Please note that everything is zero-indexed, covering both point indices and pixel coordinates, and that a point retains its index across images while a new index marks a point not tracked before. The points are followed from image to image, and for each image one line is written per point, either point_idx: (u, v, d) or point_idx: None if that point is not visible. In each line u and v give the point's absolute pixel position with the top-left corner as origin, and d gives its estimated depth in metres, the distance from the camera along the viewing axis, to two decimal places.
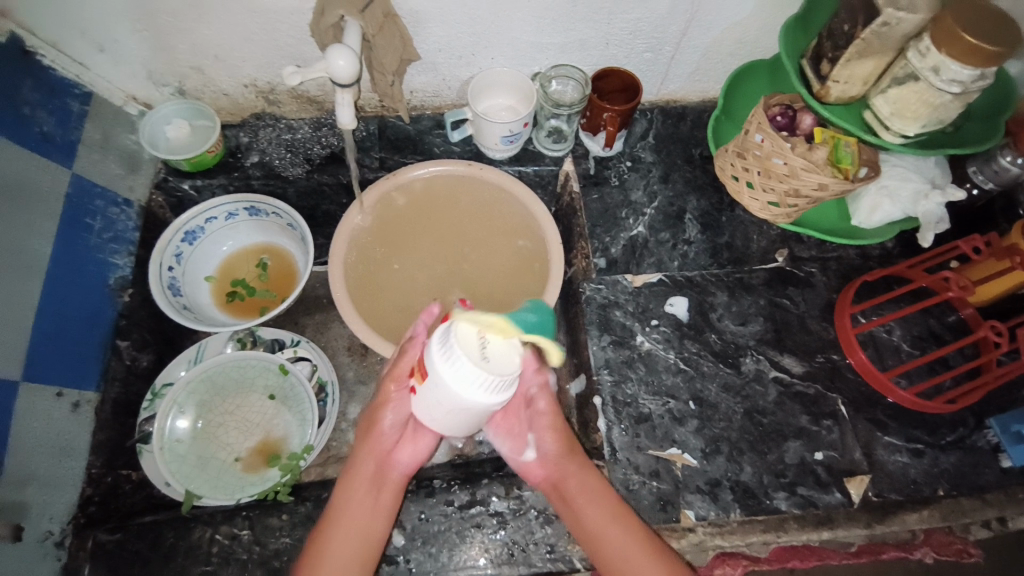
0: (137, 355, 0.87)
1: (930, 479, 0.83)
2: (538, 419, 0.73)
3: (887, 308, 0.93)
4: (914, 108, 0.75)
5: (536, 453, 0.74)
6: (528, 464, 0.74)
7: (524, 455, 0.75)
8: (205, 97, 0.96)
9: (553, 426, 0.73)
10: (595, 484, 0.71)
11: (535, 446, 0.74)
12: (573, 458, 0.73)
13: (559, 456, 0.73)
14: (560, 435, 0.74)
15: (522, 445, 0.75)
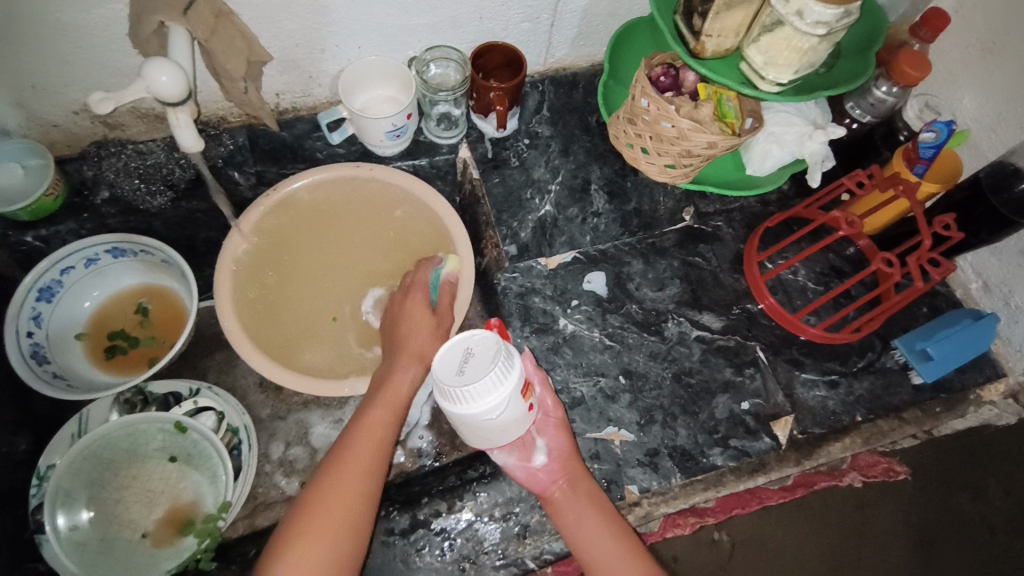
0: (12, 439, 0.77)
1: (847, 407, 0.87)
2: (546, 424, 0.75)
3: (792, 250, 0.96)
4: (785, 54, 0.74)
5: (545, 457, 0.74)
6: (535, 472, 0.74)
7: (532, 462, 0.74)
8: (30, 132, 0.82)
9: (561, 433, 0.75)
10: (592, 494, 0.72)
11: (545, 451, 0.74)
12: (574, 469, 0.74)
13: (568, 461, 0.74)
14: (567, 440, 0.76)
15: (530, 453, 0.74)
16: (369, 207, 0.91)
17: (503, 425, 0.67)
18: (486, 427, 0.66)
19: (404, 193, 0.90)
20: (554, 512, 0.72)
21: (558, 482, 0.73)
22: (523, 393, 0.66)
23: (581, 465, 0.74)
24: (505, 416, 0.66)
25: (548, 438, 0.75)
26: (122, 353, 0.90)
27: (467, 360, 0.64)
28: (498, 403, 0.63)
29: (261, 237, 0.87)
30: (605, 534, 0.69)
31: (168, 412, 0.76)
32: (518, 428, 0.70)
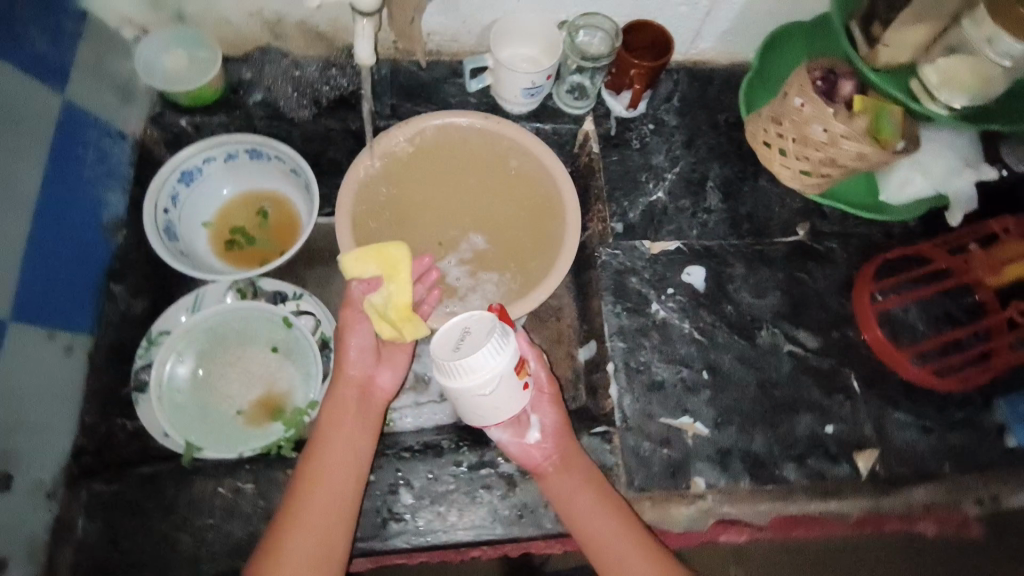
0: (132, 301, 0.82)
1: (935, 455, 0.84)
2: (540, 400, 0.73)
3: (907, 287, 0.92)
4: (966, 77, 0.75)
5: (538, 433, 0.72)
6: (529, 448, 0.72)
7: (525, 439, 0.72)
8: (206, 26, 0.88)
9: (555, 409, 0.74)
10: (587, 475, 0.71)
11: (539, 427, 0.72)
12: (568, 446, 0.73)
13: (561, 438, 0.73)
14: (560, 415, 0.74)
15: (523, 428, 0.72)
16: (488, 155, 0.92)
17: (493, 406, 0.66)
18: (482, 405, 0.66)
19: (524, 147, 0.90)
20: (549, 490, 0.71)
21: (551, 459, 0.72)
22: (517, 373, 0.66)
23: (573, 440, 0.73)
24: (494, 395, 0.65)
25: (542, 414, 0.73)
26: (238, 248, 0.96)
27: (465, 336, 0.64)
28: (496, 380, 0.63)
29: (387, 166, 0.90)
30: (608, 523, 0.68)
31: (278, 307, 0.83)
32: (507, 411, 0.68)
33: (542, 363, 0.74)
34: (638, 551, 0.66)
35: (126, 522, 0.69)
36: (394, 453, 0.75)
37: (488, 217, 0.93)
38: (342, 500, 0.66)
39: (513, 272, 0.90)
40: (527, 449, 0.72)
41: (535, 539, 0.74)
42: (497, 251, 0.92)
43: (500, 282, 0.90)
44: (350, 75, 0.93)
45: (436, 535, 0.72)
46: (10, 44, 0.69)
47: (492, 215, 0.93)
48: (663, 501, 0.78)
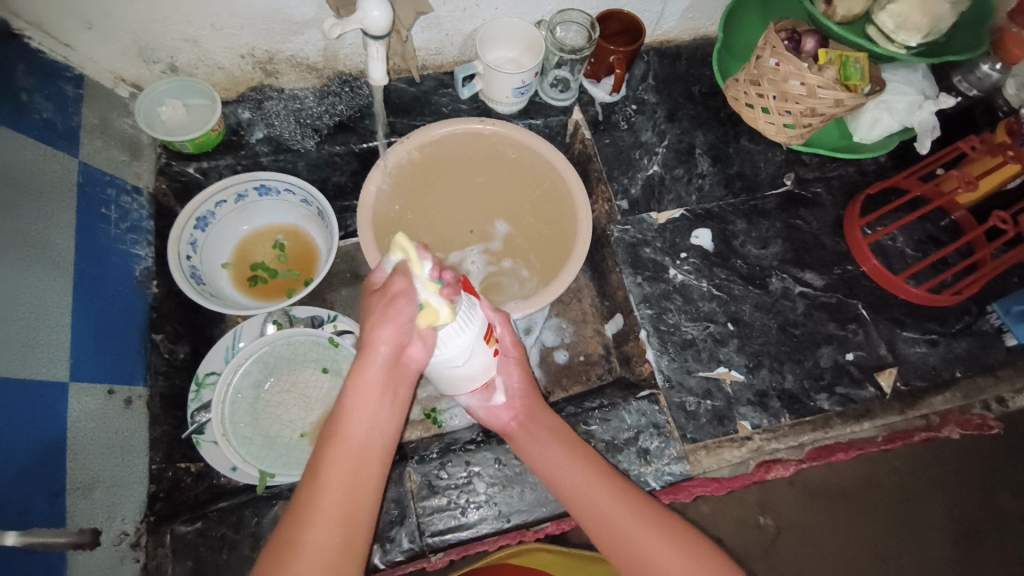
0: (174, 347, 0.84)
1: (947, 363, 0.91)
2: (506, 363, 0.77)
3: (890, 218, 1.00)
4: (915, 19, 0.84)
5: (504, 396, 0.77)
6: (496, 410, 0.77)
7: (491, 402, 0.77)
8: (199, 73, 0.90)
9: (520, 370, 0.78)
10: (556, 434, 0.74)
11: (504, 389, 0.77)
12: (535, 405, 0.77)
13: (525, 398, 0.78)
14: (525, 377, 0.79)
15: (489, 392, 0.77)
16: (481, 152, 0.97)
17: (464, 374, 0.70)
18: (458, 373, 0.70)
19: (513, 140, 0.95)
20: (517, 447, 0.76)
21: (516, 419, 0.76)
22: (485, 340, 0.69)
23: (539, 399, 0.78)
24: (465, 364, 0.69)
25: (507, 376, 0.78)
26: (263, 282, 0.97)
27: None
28: (469, 348, 0.67)
29: (395, 180, 0.93)
30: (578, 473, 0.70)
31: (321, 330, 0.87)
32: (477, 375, 0.72)
33: (506, 329, 0.78)
34: (621, 500, 0.68)
35: (218, 558, 0.69)
36: (460, 448, 0.78)
37: (498, 204, 0.99)
38: (366, 478, 0.63)
39: (534, 258, 0.96)
40: (495, 411, 0.77)
41: None
42: (514, 239, 0.98)
43: (524, 262, 0.96)
44: (347, 100, 0.97)
45: (515, 515, 0.75)
46: (17, 115, 0.70)
47: (499, 200, 1.00)
48: (716, 449, 0.83)
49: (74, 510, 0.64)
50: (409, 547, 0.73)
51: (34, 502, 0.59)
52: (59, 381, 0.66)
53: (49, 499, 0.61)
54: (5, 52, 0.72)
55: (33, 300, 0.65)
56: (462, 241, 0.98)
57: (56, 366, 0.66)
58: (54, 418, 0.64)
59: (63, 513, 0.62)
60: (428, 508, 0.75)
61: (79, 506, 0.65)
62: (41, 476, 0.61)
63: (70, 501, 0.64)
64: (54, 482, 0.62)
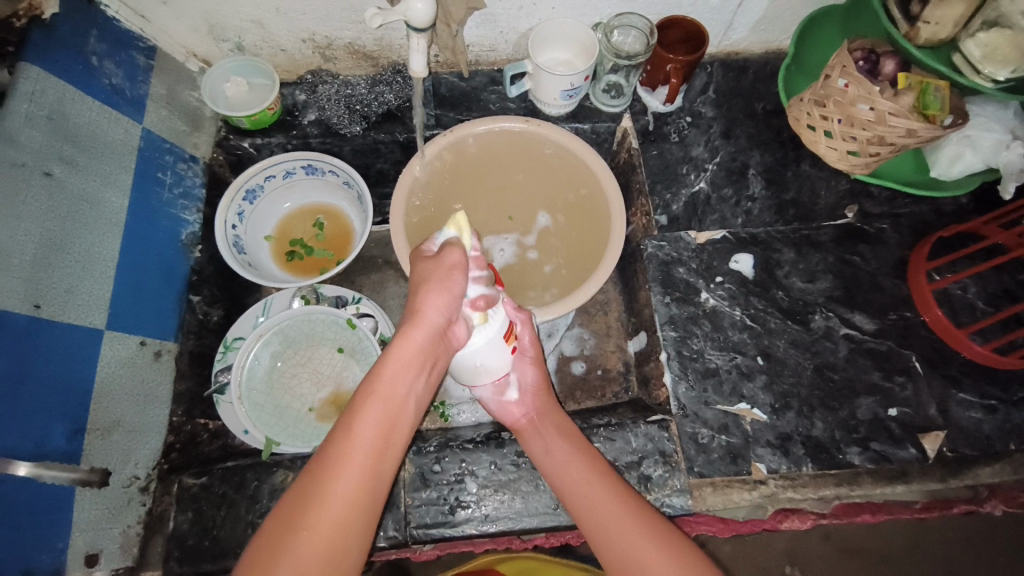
0: (208, 310, 0.90)
1: (1003, 434, 0.81)
2: (522, 361, 0.76)
3: (962, 265, 0.89)
4: (1006, 49, 0.74)
5: (518, 392, 0.76)
6: (508, 406, 0.76)
7: (504, 397, 0.76)
8: (263, 54, 0.95)
9: (535, 370, 0.78)
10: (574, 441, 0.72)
11: (518, 386, 0.76)
12: (547, 405, 0.76)
13: (540, 397, 0.77)
14: (540, 376, 0.78)
15: (504, 387, 0.76)
16: (516, 146, 0.95)
17: (482, 366, 0.70)
18: (475, 367, 0.70)
19: (548, 136, 0.93)
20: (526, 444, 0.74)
21: (528, 416, 0.76)
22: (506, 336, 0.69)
23: (551, 399, 0.77)
24: (485, 356, 0.69)
25: (523, 373, 0.77)
26: (299, 258, 1.01)
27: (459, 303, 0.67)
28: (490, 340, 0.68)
29: (431, 172, 0.94)
30: (592, 483, 0.67)
31: (341, 310, 0.90)
32: (496, 368, 0.71)
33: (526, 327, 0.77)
34: (637, 523, 0.64)
35: (216, 514, 0.73)
36: (458, 445, 0.78)
37: (536, 196, 0.99)
38: (393, 447, 0.58)
39: (562, 262, 0.95)
40: (508, 407, 0.76)
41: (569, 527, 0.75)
42: (547, 237, 0.98)
43: (556, 257, 0.96)
44: (397, 90, 0.99)
45: (503, 521, 0.74)
46: (91, 80, 0.76)
47: (536, 191, 0.99)
48: (724, 488, 0.78)
49: (92, 448, 0.69)
50: (393, 535, 0.74)
51: (53, 436, 0.64)
52: (97, 328, 0.72)
53: (70, 435, 0.66)
54: (82, 17, 0.76)
55: (82, 251, 0.71)
56: (502, 228, 0.99)
57: (94, 314, 0.71)
58: (86, 362, 0.69)
59: (80, 450, 0.67)
60: (417, 499, 0.75)
61: (98, 445, 0.70)
62: (66, 413, 0.66)
63: (89, 439, 0.68)
64: (77, 420, 0.67)
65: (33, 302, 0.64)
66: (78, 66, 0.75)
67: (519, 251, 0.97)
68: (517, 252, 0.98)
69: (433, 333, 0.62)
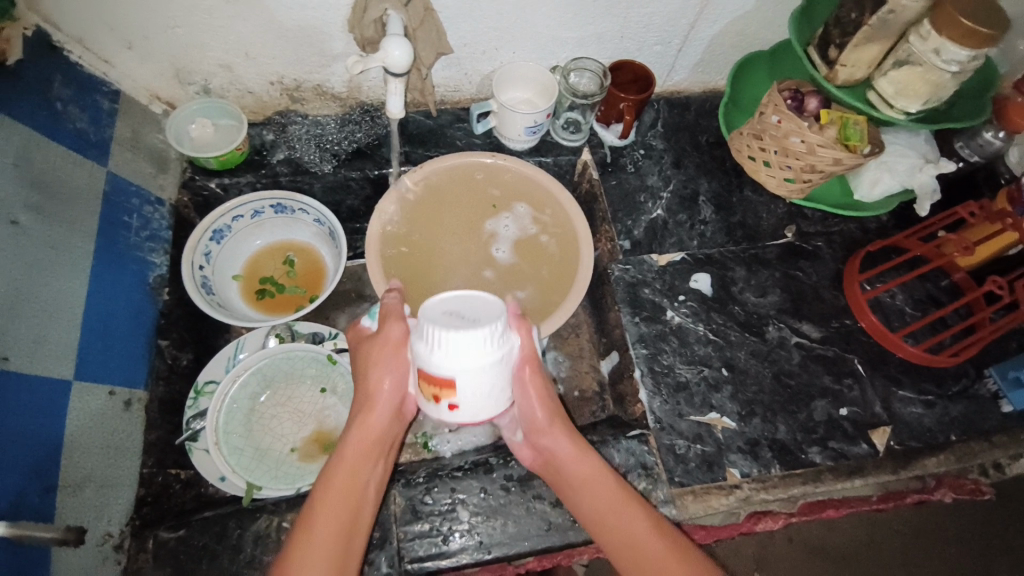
0: (177, 354, 0.88)
1: (942, 425, 0.91)
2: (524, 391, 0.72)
3: (889, 276, 1.01)
4: (917, 84, 0.86)
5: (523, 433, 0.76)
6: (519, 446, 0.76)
7: (515, 437, 0.77)
8: (230, 96, 0.95)
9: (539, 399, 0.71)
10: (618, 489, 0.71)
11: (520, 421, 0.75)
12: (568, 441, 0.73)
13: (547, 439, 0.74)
14: (546, 409, 0.72)
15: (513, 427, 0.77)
16: (454, 185, 1.00)
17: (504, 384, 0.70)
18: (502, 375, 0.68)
19: (474, 164, 1.00)
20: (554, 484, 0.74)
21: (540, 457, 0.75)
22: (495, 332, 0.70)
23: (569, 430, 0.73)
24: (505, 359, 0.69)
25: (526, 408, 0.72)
26: (270, 297, 1.00)
27: (460, 319, 0.63)
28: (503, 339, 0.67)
29: (393, 226, 0.96)
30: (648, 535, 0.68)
31: (320, 347, 0.92)
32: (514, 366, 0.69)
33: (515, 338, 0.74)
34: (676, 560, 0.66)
35: (197, 568, 0.70)
36: (447, 474, 0.78)
37: (501, 190, 1.00)
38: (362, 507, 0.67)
39: (558, 234, 0.98)
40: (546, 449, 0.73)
41: (564, 548, 0.76)
42: (541, 219, 1.00)
43: (549, 248, 0.98)
44: (366, 129, 1.02)
45: (497, 547, 0.75)
46: (54, 126, 0.76)
47: (498, 187, 1.01)
48: (704, 495, 0.83)
49: (63, 507, 0.67)
50: (388, 571, 0.73)
51: (27, 495, 0.63)
52: (63, 378, 0.70)
53: (40, 493, 0.64)
54: (46, 63, 0.77)
55: (48, 299, 0.70)
56: (491, 218, 1.00)
57: (62, 365, 0.70)
58: (54, 414, 0.68)
59: (53, 509, 0.66)
60: (409, 533, 0.75)
61: (67, 502, 0.67)
62: (35, 471, 0.64)
63: (60, 497, 0.67)
64: (49, 477, 0.66)
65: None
66: (41, 111, 0.75)
67: (520, 228, 0.99)
68: (519, 228, 1.00)
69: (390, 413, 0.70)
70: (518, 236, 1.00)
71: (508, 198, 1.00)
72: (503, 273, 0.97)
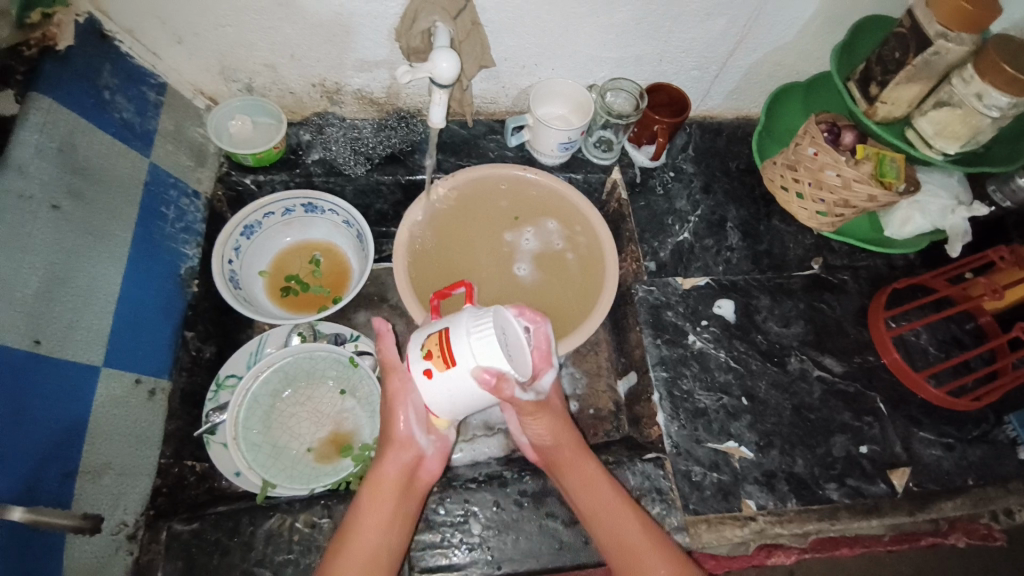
0: (201, 346, 0.89)
1: (961, 470, 0.90)
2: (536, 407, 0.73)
3: (915, 314, 1.00)
4: (956, 126, 0.86)
5: (531, 438, 0.78)
6: (524, 448, 0.81)
7: (523, 438, 0.81)
8: (271, 95, 0.97)
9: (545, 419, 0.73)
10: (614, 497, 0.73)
11: (531, 432, 0.77)
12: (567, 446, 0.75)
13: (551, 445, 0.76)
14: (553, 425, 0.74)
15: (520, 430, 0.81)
16: (479, 196, 1.00)
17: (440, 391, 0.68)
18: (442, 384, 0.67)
19: (499, 178, 1.00)
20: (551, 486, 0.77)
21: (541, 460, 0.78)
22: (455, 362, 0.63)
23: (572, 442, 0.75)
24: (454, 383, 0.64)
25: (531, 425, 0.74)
26: (294, 294, 1.01)
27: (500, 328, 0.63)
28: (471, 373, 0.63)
29: (420, 235, 0.96)
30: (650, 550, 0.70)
31: (343, 349, 0.93)
32: (425, 399, 0.67)
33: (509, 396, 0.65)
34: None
35: (208, 562, 0.70)
36: (461, 484, 0.78)
37: (524, 203, 1.01)
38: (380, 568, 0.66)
39: (581, 251, 0.99)
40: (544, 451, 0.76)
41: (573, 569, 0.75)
42: (565, 235, 1.00)
43: (572, 264, 0.98)
44: (401, 135, 1.03)
45: (507, 563, 0.74)
46: (102, 116, 0.78)
47: (522, 201, 1.01)
48: (717, 525, 0.82)
49: (82, 493, 0.68)
50: None
51: (47, 480, 0.63)
52: (92, 365, 0.71)
53: (61, 478, 0.65)
54: (97, 52, 0.79)
55: (83, 285, 0.71)
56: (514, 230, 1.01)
57: (92, 351, 0.71)
58: (81, 399, 0.69)
59: (72, 494, 0.66)
60: (420, 543, 0.75)
61: (87, 488, 0.68)
62: (58, 455, 0.65)
63: (80, 483, 0.67)
64: (70, 462, 0.67)
65: (33, 337, 0.64)
66: (90, 100, 0.77)
67: (542, 241, 1.00)
68: (541, 241, 1.00)
69: (401, 468, 0.71)
70: (540, 249, 1.00)
71: (532, 211, 1.01)
72: (527, 287, 0.98)
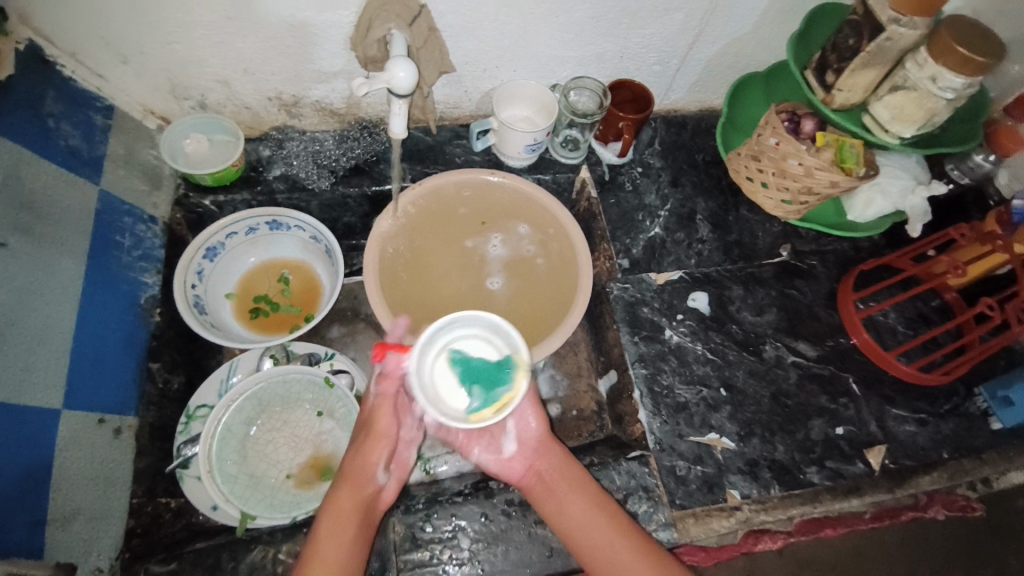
0: (169, 377, 0.86)
1: (935, 444, 0.93)
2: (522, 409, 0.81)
3: (883, 294, 1.02)
4: (913, 109, 0.87)
5: (515, 444, 0.80)
6: (507, 462, 0.79)
7: (501, 454, 0.80)
8: (226, 111, 0.94)
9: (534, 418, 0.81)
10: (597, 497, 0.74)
11: (514, 438, 0.81)
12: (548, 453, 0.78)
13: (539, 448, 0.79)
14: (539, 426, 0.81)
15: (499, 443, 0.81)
16: (443, 204, 0.98)
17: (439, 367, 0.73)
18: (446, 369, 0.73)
19: (461, 185, 0.98)
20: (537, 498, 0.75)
21: (528, 472, 0.77)
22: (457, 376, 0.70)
23: (554, 449, 0.79)
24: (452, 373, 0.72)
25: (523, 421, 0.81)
26: (263, 315, 0.99)
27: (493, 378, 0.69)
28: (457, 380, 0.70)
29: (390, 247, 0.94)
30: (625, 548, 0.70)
31: (318, 369, 0.91)
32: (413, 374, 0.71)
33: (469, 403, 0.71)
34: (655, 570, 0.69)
35: None
36: (447, 499, 0.77)
37: (487, 209, 1.00)
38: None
39: (552, 253, 0.98)
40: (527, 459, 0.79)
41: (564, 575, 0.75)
42: (535, 238, 0.99)
43: (545, 267, 0.98)
44: (364, 145, 1.01)
45: None
46: (45, 145, 0.74)
47: (487, 206, 1.00)
48: (704, 518, 0.83)
49: (51, 542, 0.65)
50: None
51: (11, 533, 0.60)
52: (52, 407, 0.68)
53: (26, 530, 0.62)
54: (37, 78, 0.75)
55: (37, 324, 0.68)
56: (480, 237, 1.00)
57: (50, 393, 0.68)
58: (42, 444, 0.66)
59: (40, 545, 0.63)
60: (409, 562, 0.74)
61: (56, 537, 0.65)
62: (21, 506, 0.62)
63: (48, 532, 0.65)
64: (36, 511, 0.64)
65: None
66: (31, 128, 0.73)
67: (509, 246, 0.99)
68: (509, 246, 1.00)
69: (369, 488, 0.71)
70: (509, 255, 0.99)
71: (497, 217, 1.00)
72: (499, 295, 0.97)
